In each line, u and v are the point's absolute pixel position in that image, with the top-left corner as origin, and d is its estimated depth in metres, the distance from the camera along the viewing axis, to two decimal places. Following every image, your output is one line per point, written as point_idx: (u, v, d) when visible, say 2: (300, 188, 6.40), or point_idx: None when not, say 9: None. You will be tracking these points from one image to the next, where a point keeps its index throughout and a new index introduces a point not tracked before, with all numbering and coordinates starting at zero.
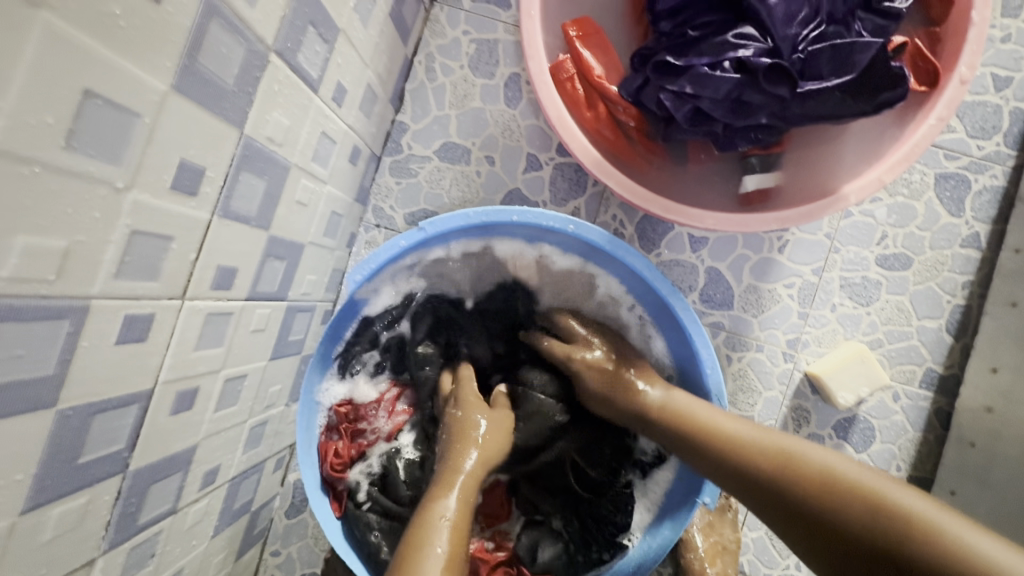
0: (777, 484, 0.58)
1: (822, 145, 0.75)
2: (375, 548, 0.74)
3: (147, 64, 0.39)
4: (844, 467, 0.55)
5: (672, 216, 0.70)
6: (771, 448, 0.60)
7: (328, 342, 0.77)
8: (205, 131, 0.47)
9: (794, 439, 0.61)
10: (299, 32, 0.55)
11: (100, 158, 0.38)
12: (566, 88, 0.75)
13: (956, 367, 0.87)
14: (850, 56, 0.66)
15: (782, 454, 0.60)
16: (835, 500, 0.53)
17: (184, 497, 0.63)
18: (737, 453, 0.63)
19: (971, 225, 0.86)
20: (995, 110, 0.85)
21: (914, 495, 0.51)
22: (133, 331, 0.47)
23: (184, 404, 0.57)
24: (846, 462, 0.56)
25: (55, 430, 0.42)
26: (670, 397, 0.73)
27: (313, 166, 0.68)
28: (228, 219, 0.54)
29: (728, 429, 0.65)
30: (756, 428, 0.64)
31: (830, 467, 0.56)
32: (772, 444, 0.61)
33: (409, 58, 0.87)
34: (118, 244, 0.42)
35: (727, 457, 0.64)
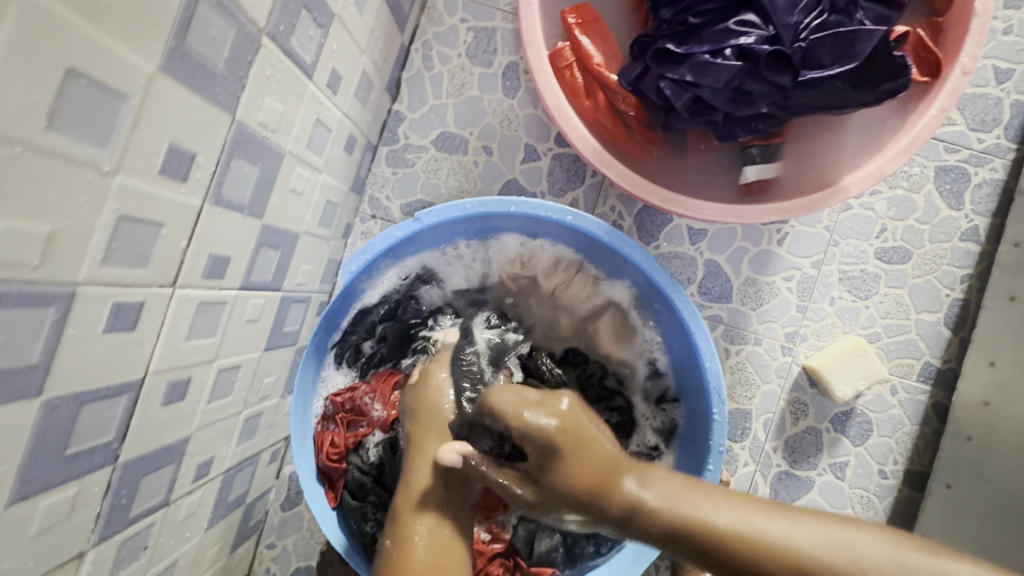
0: (731, 567, 0.48)
1: (824, 136, 0.74)
2: (370, 539, 0.75)
3: (134, 42, 0.38)
4: (771, 524, 0.48)
5: (670, 207, 0.70)
6: (710, 525, 0.49)
7: (324, 333, 0.76)
8: (196, 115, 0.46)
9: (740, 508, 0.50)
10: (292, 16, 0.54)
11: (86, 140, 0.37)
12: (565, 76, 0.74)
13: (954, 361, 0.86)
14: (852, 46, 0.65)
15: (732, 529, 0.48)
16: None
17: (177, 489, 0.62)
18: (639, 514, 0.52)
19: (971, 219, 0.86)
20: (996, 103, 0.84)
21: (881, 542, 0.46)
22: (121, 319, 0.46)
23: (176, 395, 0.56)
24: (795, 527, 0.48)
25: (42, 420, 0.41)
26: (622, 450, 0.58)
27: (308, 154, 0.67)
28: (220, 206, 0.53)
29: (686, 512, 0.51)
30: (639, 476, 0.55)
31: (785, 532, 0.48)
32: (750, 530, 0.48)
33: (406, 46, 0.86)
34: (105, 230, 0.41)
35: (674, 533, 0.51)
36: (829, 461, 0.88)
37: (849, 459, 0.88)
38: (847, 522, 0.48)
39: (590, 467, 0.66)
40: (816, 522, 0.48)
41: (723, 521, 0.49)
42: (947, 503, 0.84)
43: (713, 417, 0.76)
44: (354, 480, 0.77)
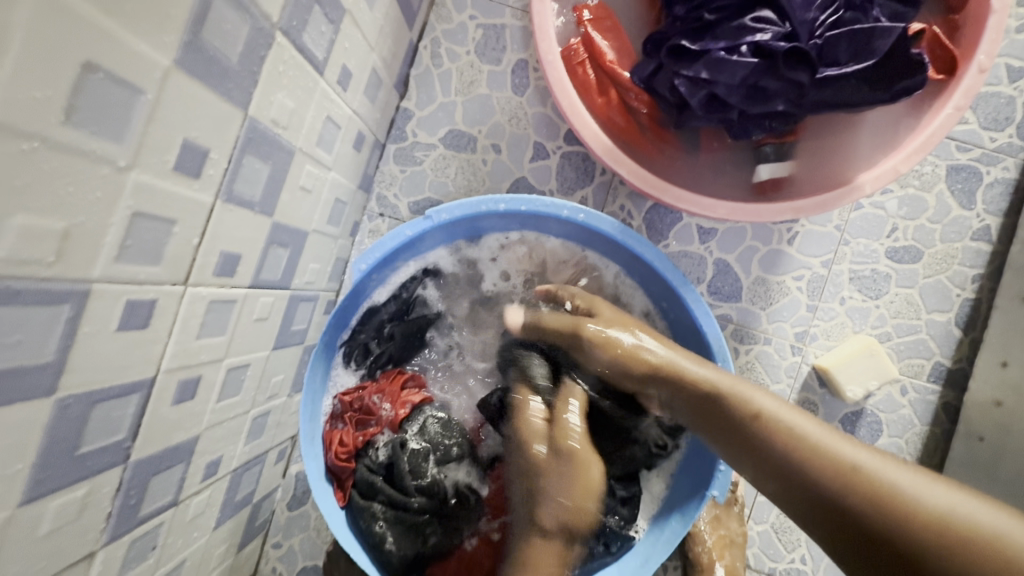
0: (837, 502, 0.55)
1: (838, 134, 0.74)
2: (380, 539, 0.73)
3: (150, 36, 0.37)
4: (904, 476, 0.54)
5: (683, 205, 0.69)
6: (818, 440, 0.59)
7: (333, 332, 0.76)
8: (210, 111, 0.45)
9: (862, 447, 0.58)
10: (304, 11, 0.53)
11: (102, 135, 0.37)
12: (578, 73, 0.73)
13: (965, 361, 0.86)
14: (870, 43, 0.64)
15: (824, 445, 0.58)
16: (921, 526, 0.50)
17: (186, 488, 0.62)
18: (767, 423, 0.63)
19: (982, 218, 0.85)
20: (1009, 101, 0.84)
21: (977, 503, 0.50)
22: (134, 318, 0.45)
23: (186, 393, 0.56)
24: (903, 470, 0.54)
25: (55, 418, 0.41)
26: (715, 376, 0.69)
27: (318, 151, 0.67)
28: (232, 203, 0.53)
29: (777, 417, 0.63)
30: (785, 408, 0.64)
31: (911, 483, 0.53)
32: (825, 445, 0.58)
33: (414, 42, 0.85)
34: (119, 227, 0.41)
35: (791, 456, 0.60)
36: None
37: None
38: (916, 469, 0.55)
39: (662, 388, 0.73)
40: (871, 448, 0.59)
41: (807, 431, 0.60)
42: None
43: None
44: (365, 476, 0.75)
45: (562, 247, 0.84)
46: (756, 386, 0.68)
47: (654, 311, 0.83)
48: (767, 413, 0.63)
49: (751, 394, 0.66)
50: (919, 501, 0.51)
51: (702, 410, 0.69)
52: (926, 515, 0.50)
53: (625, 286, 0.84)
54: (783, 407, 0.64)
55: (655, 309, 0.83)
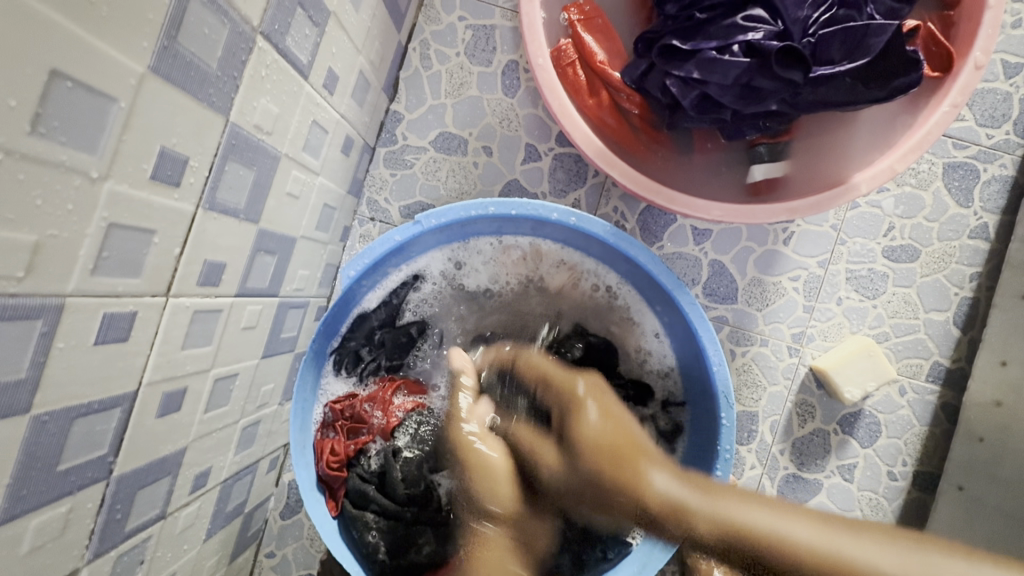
0: None
1: (832, 133, 0.73)
2: (373, 549, 0.73)
3: (122, 42, 0.36)
4: (849, 542, 0.42)
5: (675, 208, 0.68)
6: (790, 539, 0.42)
7: (323, 340, 0.75)
8: (189, 119, 0.44)
9: (809, 517, 0.44)
10: (287, 14, 0.52)
11: (74, 145, 0.36)
12: (568, 74, 0.72)
13: (964, 361, 0.85)
14: (864, 40, 0.63)
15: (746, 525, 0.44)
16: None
17: (174, 501, 0.61)
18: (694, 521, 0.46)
19: (979, 216, 0.85)
20: (1005, 98, 0.83)
21: (941, 564, 0.40)
22: (113, 330, 0.44)
23: (172, 405, 0.55)
24: (872, 546, 0.41)
25: (32, 436, 0.40)
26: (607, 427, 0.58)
27: (304, 156, 0.66)
28: (215, 211, 0.52)
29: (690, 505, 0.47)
30: (666, 479, 0.51)
31: (859, 550, 0.41)
32: (778, 534, 0.42)
33: (403, 44, 0.84)
34: (95, 238, 0.39)
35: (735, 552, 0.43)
36: (837, 464, 0.87)
37: (858, 461, 0.87)
38: (869, 534, 0.43)
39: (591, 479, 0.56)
40: (816, 513, 0.45)
41: (745, 522, 0.44)
42: (959, 505, 0.82)
43: (722, 421, 0.74)
44: (360, 484, 0.75)
45: (556, 250, 0.83)
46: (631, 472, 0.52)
47: (652, 315, 0.82)
48: (692, 500, 0.48)
49: (647, 466, 0.53)
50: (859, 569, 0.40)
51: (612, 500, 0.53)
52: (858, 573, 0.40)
53: (620, 289, 0.83)
54: (671, 478, 0.52)
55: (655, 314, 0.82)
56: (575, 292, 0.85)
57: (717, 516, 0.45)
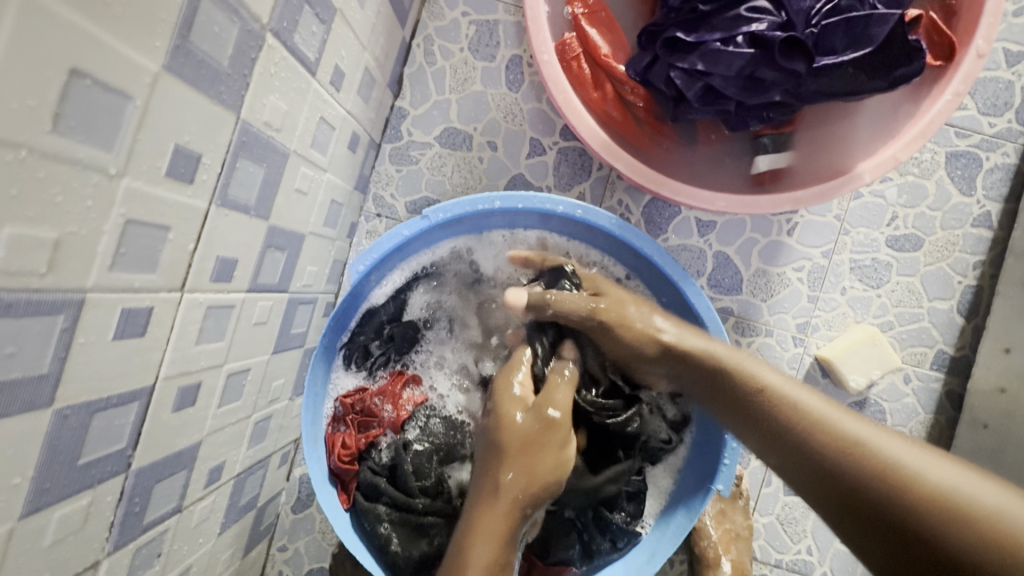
0: (799, 446, 0.55)
1: (836, 123, 0.73)
2: (385, 540, 0.73)
3: (137, 41, 0.37)
4: (901, 446, 0.50)
5: (681, 198, 0.69)
6: (835, 424, 0.54)
7: (333, 335, 0.76)
8: (202, 116, 0.45)
9: (863, 419, 0.55)
10: (294, 11, 0.53)
11: (91, 143, 0.36)
12: (572, 67, 0.73)
13: (968, 349, 0.86)
14: (867, 30, 0.64)
15: (805, 405, 0.57)
16: (919, 500, 0.46)
17: (189, 495, 0.61)
18: (772, 399, 0.60)
19: (983, 204, 0.85)
20: (1007, 86, 0.83)
21: (978, 480, 0.46)
22: (130, 326, 0.45)
23: (187, 400, 0.56)
24: (898, 439, 0.51)
25: (54, 430, 0.40)
26: (729, 354, 0.67)
27: (312, 153, 0.66)
28: (226, 208, 0.52)
29: (782, 392, 0.60)
30: (786, 382, 0.62)
31: (911, 457, 0.49)
32: (837, 421, 0.54)
33: (407, 41, 0.84)
34: (112, 235, 0.40)
35: (771, 416, 0.59)
36: None
37: None
38: (896, 434, 0.52)
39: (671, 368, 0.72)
40: (876, 423, 0.55)
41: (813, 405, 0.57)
42: None
43: None
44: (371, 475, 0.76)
45: (561, 244, 0.83)
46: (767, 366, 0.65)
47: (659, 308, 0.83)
48: (773, 386, 0.61)
49: (759, 370, 0.64)
50: (905, 463, 0.48)
51: (705, 379, 0.68)
52: (850, 439, 0.52)
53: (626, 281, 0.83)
54: (787, 380, 0.62)
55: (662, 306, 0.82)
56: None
57: (738, 367, 0.65)
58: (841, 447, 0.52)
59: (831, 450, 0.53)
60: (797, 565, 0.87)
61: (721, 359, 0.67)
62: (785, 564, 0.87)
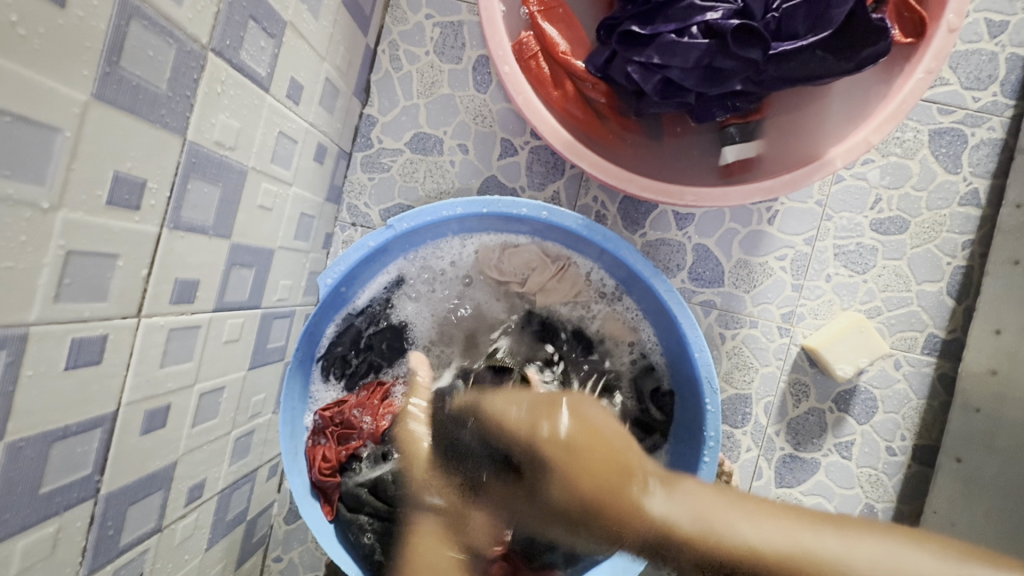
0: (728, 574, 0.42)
1: (806, 108, 0.72)
2: (370, 550, 0.74)
3: (60, 72, 0.37)
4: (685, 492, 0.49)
5: (647, 195, 0.67)
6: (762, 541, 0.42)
7: (307, 347, 0.77)
8: (143, 141, 0.45)
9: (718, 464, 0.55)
10: (238, 29, 0.52)
11: (21, 178, 0.36)
12: (531, 67, 0.71)
13: (959, 331, 0.83)
14: (826, 12, 0.62)
15: (675, 519, 0.45)
16: None
17: (169, 514, 0.62)
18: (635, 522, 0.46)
19: (969, 181, 0.82)
20: (990, 58, 0.80)
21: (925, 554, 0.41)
22: (83, 355, 0.45)
23: (155, 423, 0.56)
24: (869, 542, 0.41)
25: (8, 463, 0.41)
26: (573, 474, 0.49)
27: (274, 168, 0.66)
28: (181, 230, 0.52)
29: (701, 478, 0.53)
30: (657, 497, 0.47)
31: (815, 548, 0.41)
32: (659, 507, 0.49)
33: (371, 47, 0.84)
34: (54, 266, 0.40)
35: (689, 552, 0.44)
36: (834, 442, 0.86)
37: (855, 438, 0.86)
38: (882, 539, 0.42)
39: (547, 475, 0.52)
40: (840, 521, 0.44)
41: (730, 527, 0.43)
42: (958, 477, 0.81)
43: (707, 407, 0.74)
44: None
45: (496, 242, 0.83)
46: (720, 495, 0.47)
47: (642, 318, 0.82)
48: (631, 514, 0.46)
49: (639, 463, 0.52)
50: None
51: (570, 511, 0.50)
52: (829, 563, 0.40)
53: (608, 286, 0.83)
54: (669, 493, 0.47)
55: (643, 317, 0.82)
56: (536, 272, 0.83)
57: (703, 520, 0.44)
58: None
59: None
60: None
61: (591, 490, 0.49)
62: None
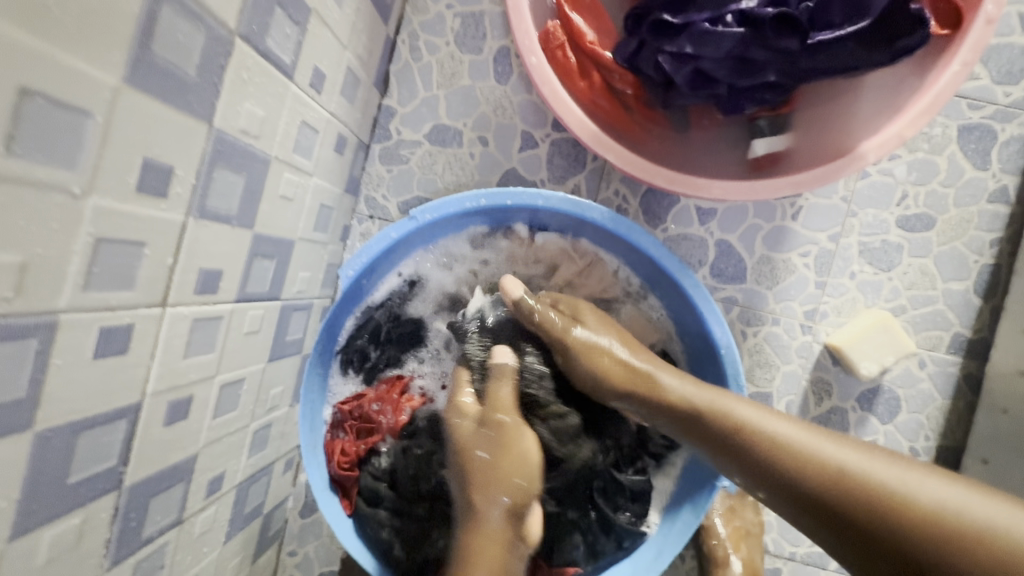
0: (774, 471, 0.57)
1: (836, 101, 0.70)
2: (388, 545, 0.74)
3: (93, 54, 0.36)
4: (802, 434, 0.58)
5: (675, 188, 0.66)
6: (817, 451, 0.55)
7: (326, 342, 0.76)
8: (171, 128, 0.44)
9: (771, 411, 0.62)
10: (264, 14, 0.51)
11: (51, 163, 0.36)
12: (557, 57, 0.70)
13: (986, 331, 0.82)
14: (864, 0, 0.61)
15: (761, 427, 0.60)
16: (934, 531, 0.47)
17: (190, 506, 0.61)
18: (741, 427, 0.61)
19: (998, 178, 0.81)
20: (1023, 52, 0.79)
21: (973, 494, 0.48)
22: (110, 344, 0.44)
23: (178, 414, 0.55)
24: (902, 470, 0.51)
25: (36, 453, 0.40)
26: (698, 392, 0.66)
27: (296, 158, 0.65)
28: (206, 219, 0.51)
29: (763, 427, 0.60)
30: (755, 411, 0.62)
31: (899, 480, 0.50)
32: (813, 449, 0.56)
33: (391, 37, 0.83)
34: (83, 254, 0.39)
35: (775, 456, 0.57)
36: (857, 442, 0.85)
37: (878, 438, 0.85)
38: (926, 473, 0.51)
39: (661, 418, 0.68)
40: (885, 452, 0.54)
41: (794, 437, 0.57)
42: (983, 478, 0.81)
43: None
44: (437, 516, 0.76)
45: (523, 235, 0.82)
46: (795, 420, 0.60)
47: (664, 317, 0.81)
48: (752, 423, 0.60)
49: (734, 406, 0.63)
50: (939, 509, 0.47)
51: (694, 428, 0.64)
52: (884, 489, 0.50)
53: (633, 285, 0.82)
54: (758, 409, 0.62)
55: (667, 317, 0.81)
56: (562, 266, 0.84)
57: (767, 433, 0.59)
58: (880, 506, 0.50)
59: (887, 520, 0.49)
60: (812, 557, 0.85)
61: (697, 398, 0.65)
62: (800, 556, 0.85)
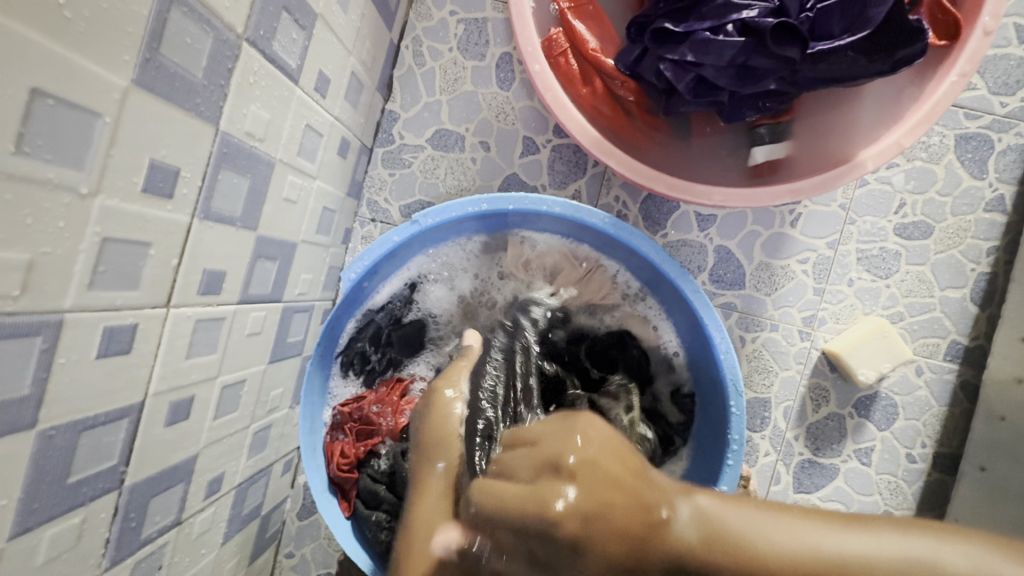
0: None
1: (836, 110, 0.71)
2: (386, 548, 0.74)
3: (103, 56, 0.36)
4: (749, 516, 0.37)
5: (675, 194, 0.67)
6: (765, 541, 0.36)
7: (326, 345, 0.76)
8: (178, 129, 0.44)
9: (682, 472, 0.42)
10: (271, 19, 0.52)
11: (59, 163, 0.36)
12: (560, 64, 0.71)
13: (983, 339, 0.83)
14: (864, 12, 0.62)
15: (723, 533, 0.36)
16: None
17: (188, 507, 0.61)
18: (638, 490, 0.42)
19: (995, 187, 0.82)
20: (1019, 63, 0.79)
21: (941, 545, 0.35)
22: (114, 344, 0.44)
23: (180, 414, 0.56)
24: (853, 536, 0.36)
25: (39, 451, 0.40)
26: (560, 420, 0.50)
27: (300, 161, 0.66)
28: (210, 221, 0.52)
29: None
30: (672, 491, 0.38)
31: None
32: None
33: (395, 42, 0.84)
34: (89, 253, 0.40)
35: (686, 567, 0.36)
36: (854, 448, 0.85)
37: (875, 444, 0.85)
38: (886, 532, 0.36)
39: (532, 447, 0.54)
40: (873, 522, 0.37)
41: (739, 522, 0.37)
42: (982, 487, 0.80)
43: (730, 410, 0.74)
44: None
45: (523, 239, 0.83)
46: (779, 512, 0.38)
47: (664, 322, 0.82)
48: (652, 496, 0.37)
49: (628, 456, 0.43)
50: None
51: None
52: (778, 549, 0.35)
53: (635, 290, 0.83)
54: (704, 511, 0.37)
55: (667, 321, 0.82)
56: (563, 271, 0.85)
57: (715, 527, 0.37)
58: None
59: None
60: None
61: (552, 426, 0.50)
62: None
